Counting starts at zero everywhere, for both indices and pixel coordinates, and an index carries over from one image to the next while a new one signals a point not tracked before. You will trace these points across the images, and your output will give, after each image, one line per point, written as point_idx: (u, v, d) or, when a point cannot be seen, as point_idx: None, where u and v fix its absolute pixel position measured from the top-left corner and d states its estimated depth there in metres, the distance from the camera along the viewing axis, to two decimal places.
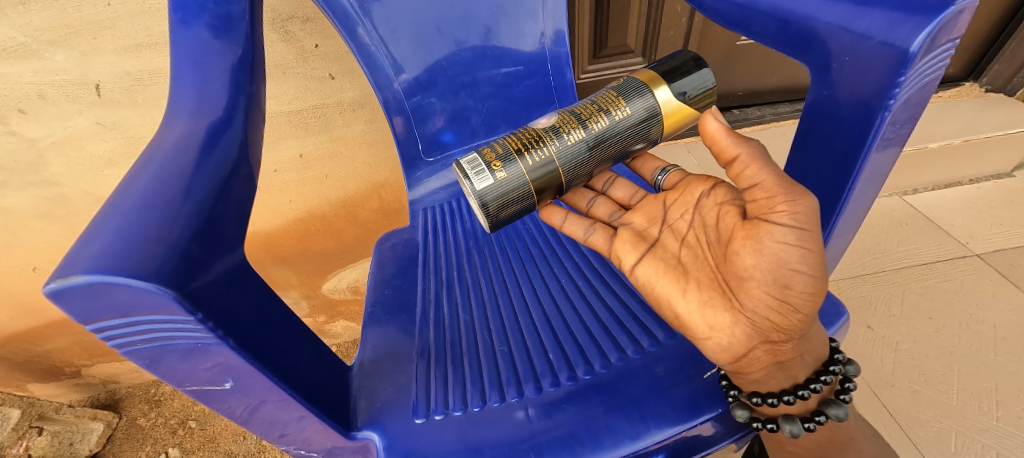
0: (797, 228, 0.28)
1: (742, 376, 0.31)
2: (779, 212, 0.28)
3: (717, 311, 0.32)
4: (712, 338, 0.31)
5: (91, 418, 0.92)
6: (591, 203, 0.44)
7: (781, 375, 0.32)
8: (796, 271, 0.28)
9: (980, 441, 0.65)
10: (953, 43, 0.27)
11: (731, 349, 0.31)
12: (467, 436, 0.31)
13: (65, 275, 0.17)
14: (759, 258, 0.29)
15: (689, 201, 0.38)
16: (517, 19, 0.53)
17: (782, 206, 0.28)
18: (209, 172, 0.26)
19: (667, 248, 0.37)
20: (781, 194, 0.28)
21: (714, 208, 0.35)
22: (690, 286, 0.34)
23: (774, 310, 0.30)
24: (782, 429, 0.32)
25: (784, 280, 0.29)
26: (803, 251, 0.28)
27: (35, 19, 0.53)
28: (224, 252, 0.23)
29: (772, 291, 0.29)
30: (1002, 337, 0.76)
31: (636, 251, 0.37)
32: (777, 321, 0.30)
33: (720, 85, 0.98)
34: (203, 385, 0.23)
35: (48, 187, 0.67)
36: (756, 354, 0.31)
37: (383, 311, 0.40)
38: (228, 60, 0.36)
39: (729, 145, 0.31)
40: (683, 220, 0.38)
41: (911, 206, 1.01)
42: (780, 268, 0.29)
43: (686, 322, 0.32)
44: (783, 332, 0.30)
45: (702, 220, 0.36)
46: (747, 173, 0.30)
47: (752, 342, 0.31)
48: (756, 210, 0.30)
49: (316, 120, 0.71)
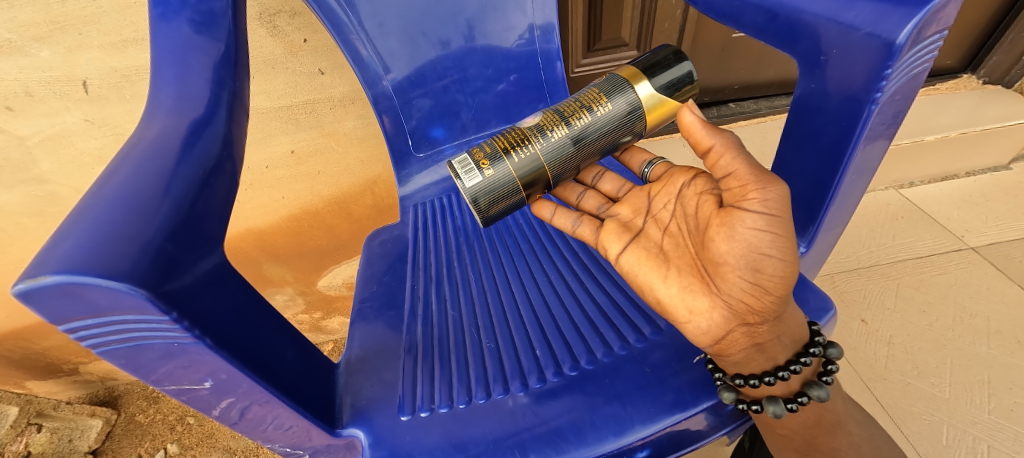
0: (767, 215, 0.28)
1: (724, 358, 0.32)
2: (751, 200, 0.28)
3: (696, 295, 0.32)
4: (692, 322, 0.31)
5: (89, 415, 0.92)
6: (579, 197, 0.43)
7: (761, 357, 0.32)
8: (767, 255, 0.28)
9: (972, 433, 0.65)
10: (940, 34, 0.27)
11: (710, 332, 0.31)
12: (451, 434, 0.31)
13: (34, 275, 0.17)
14: (733, 244, 0.29)
15: (671, 191, 0.38)
16: (506, 13, 0.53)
17: (754, 193, 0.28)
18: (189, 168, 0.26)
19: (650, 237, 0.37)
20: (753, 182, 0.29)
21: (694, 196, 0.35)
22: (671, 272, 0.34)
23: (749, 293, 0.30)
24: (765, 410, 0.32)
25: (757, 265, 0.29)
26: (774, 236, 0.28)
27: (19, 15, 0.53)
28: (203, 252, 0.23)
29: (746, 276, 0.29)
30: (995, 330, 0.76)
31: (621, 240, 0.37)
32: (752, 304, 0.30)
33: (716, 79, 0.97)
34: (182, 385, 0.23)
35: (38, 185, 0.67)
36: (735, 336, 0.31)
37: (371, 308, 0.40)
38: (210, 55, 0.36)
39: (704, 135, 0.32)
40: (666, 210, 0.37)
41: (907, 199, 1.01)
42: (753, 252, 0.29)
43: (667, 307, 0.33)
44: (758, 314, 0.31)
45: (683, 209, 0.36)
46: (722, 163, 0.31)
47: (730, 324, 0.31)
48: (731, 198, 0.30)
49: (307, 116, 0.70)
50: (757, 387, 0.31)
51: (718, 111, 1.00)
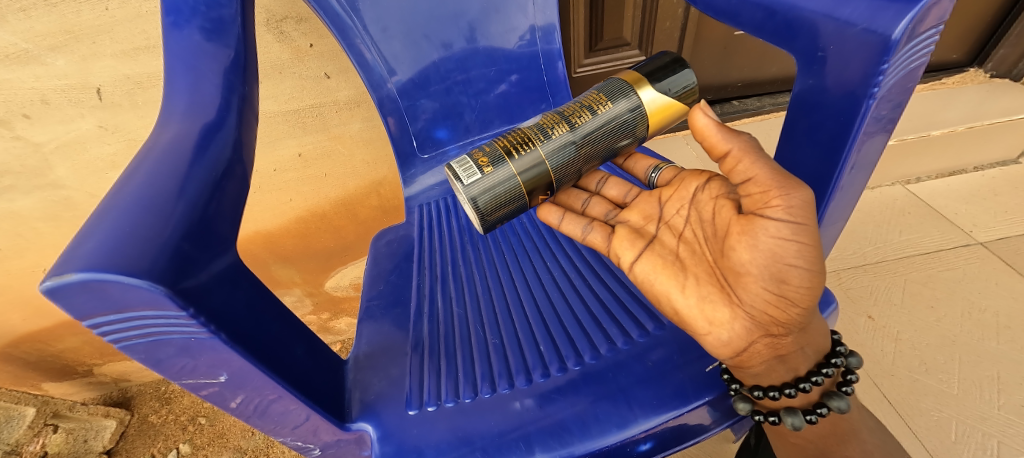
0: (792, 222, 0.28)
1: (744, 370, 0.32)
2: (773, 207, 0.28)
3: (716, 306, 0.32)
4: (712, 333, 0.31)
5: (104, 416, 0.95)
6: (586, 204, 0.44)
7: (782, 368, 0.33)
8: (792, 265, 0.28)
9: (981, 430, 0.64)
10: (936, 29, 0.27)
11: (731, 343, 0.31)
12: (458, 427, 0.31)
13: (60, 273, 0.18)
14: (755, 253, 0.29)
15: (684, 196, 0.38)
16: (507, 15, 0.54)
17: (776, 200, 0.28)
18: (203, 172, 0.27)
19: (664, 244, 0.37)
20: (775, 188, 0.28)
21: (709, 201, 0.35)
22: (688, 281, 0.34)
23: (772, 304, 0.30)
24: (783, 421, 0.33)
25: (781, 275, 0.29)
26: (799, 245, 0.28)
27: (35, 25, 0.54)
28: (217, 252, 0.24)
29: (769, 286, 0.30)
30: (1005, 326, 0.75)
31: (634, 248, 0.38)
32: (775, 315, 0.30)
33: (719, 76, 0.98)
34: (198, 378, 0.24)
35: (54, 190, 0.68)
36: (757, 347, 0.31)
37: (378, 306, 0.41)
38: (221, 61, 0.37)
39: (719, 139, 0.32)
40: (680, 215, 0.38)
41: (914, 195, 1.00)
42: (776, 262, 0.29)
43: (685, 318, 0.33)
44: (782, 325, 0.31)
45: (698, 214, 0.36)
46: (739, 168, 0.30)
47: (752, 335, 0.31)
48: (751, 204, 0.30)
49: (313, 119, 0.71)
50: (776, 399, 0.32)
51: (722, 109, 1.00)
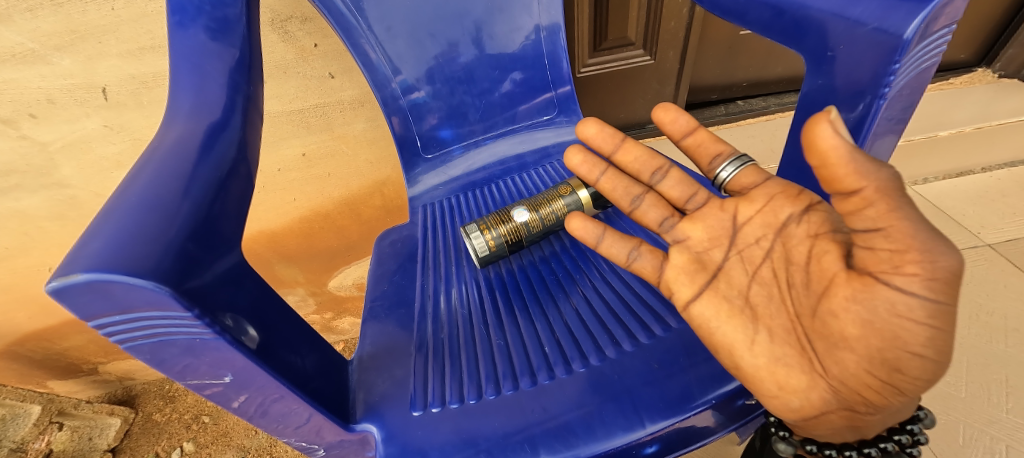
0: (929, 307, 0.21)
1: (808, 430, 0.29)
2: (905, 275, 0.22)
3: (791, 369, 0.28)
4: (780, 398, 0.28)
5: (108, 414, 0.96)
6: (637, 207, 0.39)
7: (851, 433, 0.28)
8: (917, 356, 0.22)
9: (989, 433, 0.64)
10: (948, 28, 0.26)
11: (800, 410, 0.28)
12: (463, 429, 0.31)
13: (66, 274, 0.18)
14: (863, 329, 0.24)
15: (771, 223, 0.32)
16: (512, 15, 0.54)
17: (912, 267, 0.22)
18: (208, 172, 0.27)
19: (732, 281, 0.33)
20: (915, 250, 0.21)
21: (805, 239, 0.29)
22: (759, 334, 0.30)
23: (869, 387, 0.25)
24: None
25: (892, 362, 0.23)
26: (935, 337, 0.21)
27: (41, 25, 0.55)
28: (221, 252, 0.24)
29: (872, 371, 0.24)
30: (1013, 329, 0.75)
31: (694, 284, 0.33)
32: (870, 398, 0.25)
33: (723, 77, 0.98)
34: (204, 379, 0.24)
35: (60, 189, 0.69)
36: (830, 417, 0.27)
37: (382, 306, 0.41)
38: (226, 61, 0.37)
39: (851, 171, 0.23)
40: (756, 248, 0.33)
41: (921, 196, 0.98)
42: (889, 346, 0.23)
43: (750, 377, 0.29)
44: (872, 405, 0.26)
45: (784, 251, 0.31)
46: (866, 213, 0.23)
47: (828, 406, 0.27)
48: (870, 262, 0.24)
49: (317, 119, 0.71)
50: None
51: (727, 109, 1.00)
